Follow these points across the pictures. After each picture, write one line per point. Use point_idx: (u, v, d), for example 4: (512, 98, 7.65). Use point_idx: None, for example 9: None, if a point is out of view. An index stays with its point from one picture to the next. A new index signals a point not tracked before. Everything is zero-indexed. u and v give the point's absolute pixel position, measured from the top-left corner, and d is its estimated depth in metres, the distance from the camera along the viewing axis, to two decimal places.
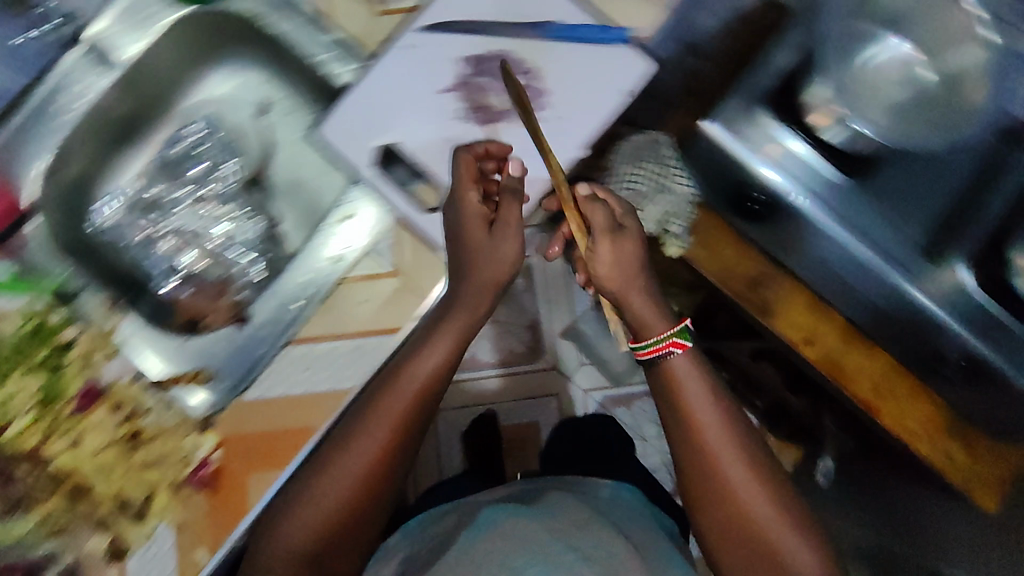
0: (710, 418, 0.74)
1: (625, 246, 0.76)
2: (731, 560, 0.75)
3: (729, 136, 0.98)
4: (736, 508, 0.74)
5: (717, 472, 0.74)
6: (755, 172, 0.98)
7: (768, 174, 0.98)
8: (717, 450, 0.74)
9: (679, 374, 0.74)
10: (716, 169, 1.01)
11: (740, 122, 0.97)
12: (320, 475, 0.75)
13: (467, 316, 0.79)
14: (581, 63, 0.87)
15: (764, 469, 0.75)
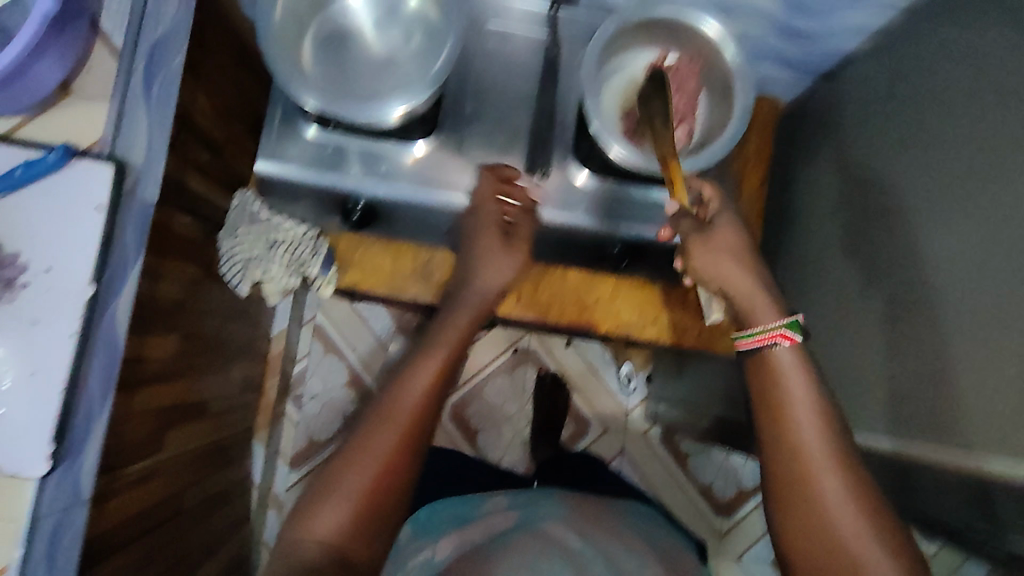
0: (808, 414, 0.54)
1: (720, 256, 0.60)
2: (802, 546, 0.53)
3: (291, 174, 0.67)
4: (812, 501, 0.53)
5: (795, 460, 0.54)
6: (348, 189, 0.68)
7: (353, 185, 0.68)
8: (808, 439, 0.54)
9: (779, 369, 0.56)
10: (312, 188, 0.69)
11: (285, 164, 0.67)
12: (330, 492, 0.52)
13: (434, 365, 0.58)
14: (45, 206, 0.56)
15: (849, 458, 0.54)
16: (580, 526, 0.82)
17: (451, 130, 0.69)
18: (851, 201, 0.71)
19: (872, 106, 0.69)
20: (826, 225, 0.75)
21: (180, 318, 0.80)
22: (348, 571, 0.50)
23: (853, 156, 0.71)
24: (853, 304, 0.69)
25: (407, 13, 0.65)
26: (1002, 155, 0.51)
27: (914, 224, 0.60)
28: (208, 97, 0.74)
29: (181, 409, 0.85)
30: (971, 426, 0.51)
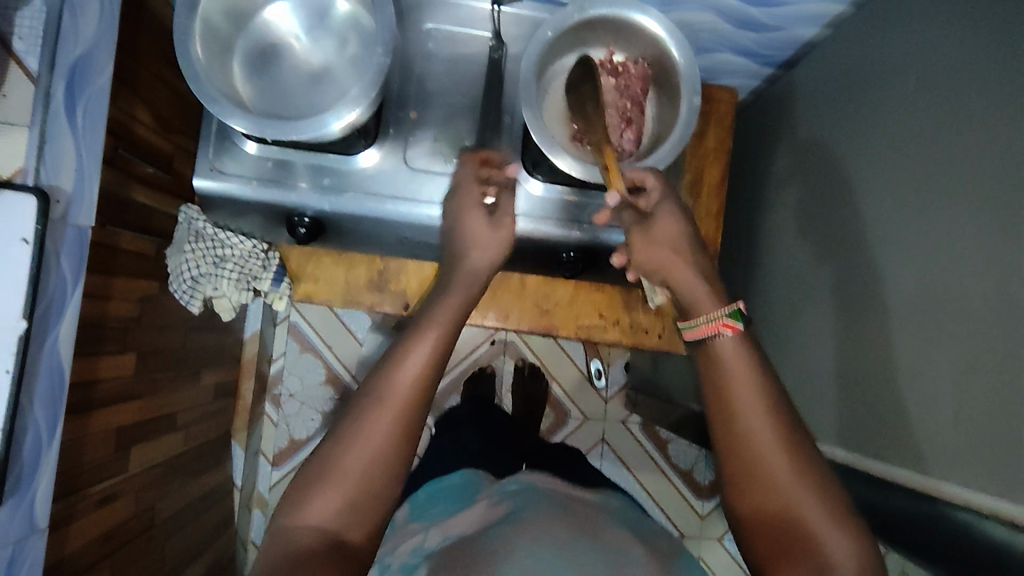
0: (755, 397, 0.47)
1: (664, 237, 0.54)
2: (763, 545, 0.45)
3: (232, 191, 0.65)
4: (766, 492, 0.45)
5: (744, 449, 0.46)
6: (292, 203, 0.66)
7: (297, 199, 0.65)
8: (753, 424, 0.46)
9: (720, 352, 0.49)
10: (257, 204, 0.67)
11: (225, 180, 0.65)
12: (325, 481, 0.45)
13: (438, 340, 0.49)
14: None
15: (801, 441, 0.46)
16: (581, 522, 0.60)
17: (394, 139, 0.66)
18: (810, 193, 0.69)
19: (832, 97, 0.67)
20: (789, 217, 0.73)
21: (135, 336, 0.79)
22: (348, 558, 0.43)
23: (815, 146, 0.69)
24: (810, 299, 0.68)
25: (336, 21, 0.62)
26: (955, 148, 0.49)
27: (874, 220, 0.58)
28: (145, 112, 0.72)
29: (144, 425, 0.84)
30: (929, 434, 0.50)
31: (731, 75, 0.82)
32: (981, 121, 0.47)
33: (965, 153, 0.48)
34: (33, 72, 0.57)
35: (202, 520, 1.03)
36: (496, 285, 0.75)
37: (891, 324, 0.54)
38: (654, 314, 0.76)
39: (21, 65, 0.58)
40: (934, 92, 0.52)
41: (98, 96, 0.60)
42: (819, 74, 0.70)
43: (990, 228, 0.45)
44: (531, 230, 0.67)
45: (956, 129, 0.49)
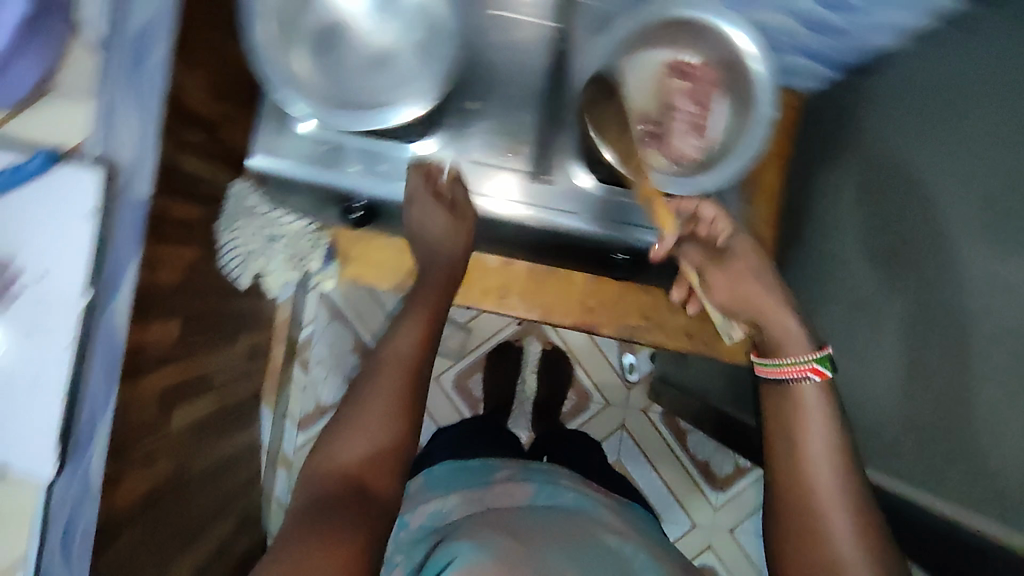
0: (824, 441, 0.55)
1: (737, 276, 0.62)
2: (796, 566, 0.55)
3: (286, 170, 0.65)
4: (806, 501, 0.55)
5: (802, 479, 0.55)
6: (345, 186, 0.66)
7: (349, 183, 0.66)
8: (813, 457, 0.55)
9: (800, 400, 0.57)
10: (310, 185, 0.67)
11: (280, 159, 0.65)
12: (338, 440, 0.55)
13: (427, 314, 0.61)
14: (31, 209, 0.54)
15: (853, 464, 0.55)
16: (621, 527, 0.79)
17: (454, 128, 0.65)
18: (875, 214, 0.67)
19: (908, 110, 0.64)
20: (851, 237, 0.71)
21: (180, 303, 0.80)
22: (368, 502, 0.53)
23: (885, 165, 0.66)
24: (871, 319, 0.67)
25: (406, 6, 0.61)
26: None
27: (958, 254, 0.56)
28: (200, 82, 0.72)
29: (184, 388, 0.86)
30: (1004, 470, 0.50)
31: (797, 78, 0.79)
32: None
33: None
34: (94, 40, 0.56)
35: (232, 479, 1.06)
36: (541, 279, 0.75)
37: (967, 360, 0.54)
38: (699, 319, 0.76)
39: (81, 35, 0.56)
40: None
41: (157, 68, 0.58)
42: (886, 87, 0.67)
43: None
44: (584, 232, 0.66)
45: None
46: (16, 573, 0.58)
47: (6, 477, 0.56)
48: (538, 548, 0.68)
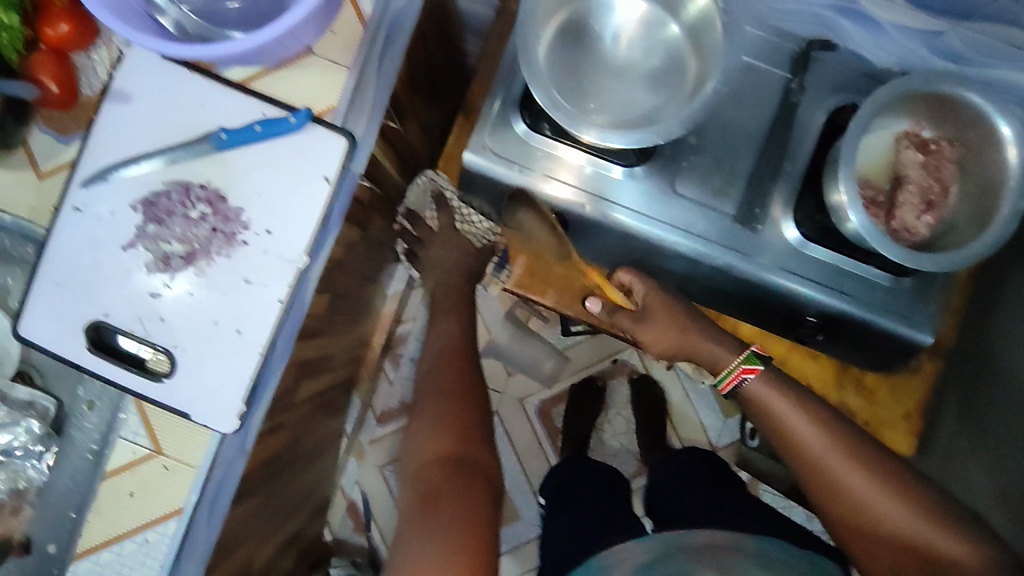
0: (806, 424, 0.65)
1: (663, 329, 0.69)
2: (866, 539, 0.63)
3: (495, 168, 0.65)
4: (861, 514, 0.63)
5: (818, 471, 0.64)
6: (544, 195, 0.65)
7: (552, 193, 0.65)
8: (824, 456, 0.64)
9: (763, 397, 0.66)
10: (513, 190, 0.66)
11: (494, 156, 0.65)
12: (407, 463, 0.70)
13: (452, 364, 0.76)
14: (273, 165, 0.55)
15: (870, 458, 0.63)
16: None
17: (668, 159, 0.64)
18: (980, 386, 0.71)
19: (1008, 290, 0.70)
20: (955, 400, 0.74)
21: (336, 279, 0.79)
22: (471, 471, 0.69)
23: (987, 343, 0.71)
24: (999, 445, 0.68)
25: (665, 36, 0.61)
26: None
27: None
28: (410, 70, 0.73)
29: (312, 362, 0.85)
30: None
31: None
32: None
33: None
34: (365, 13, 0.58)
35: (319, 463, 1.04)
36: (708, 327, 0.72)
37: None
38: (865, 399, 0.71)
39: (353, 5, 0.57)
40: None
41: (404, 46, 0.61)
42: None
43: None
44: (784, 286, 0.64)
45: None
46: (171, 521, 0.57)
47: (186, 418, 0.56)
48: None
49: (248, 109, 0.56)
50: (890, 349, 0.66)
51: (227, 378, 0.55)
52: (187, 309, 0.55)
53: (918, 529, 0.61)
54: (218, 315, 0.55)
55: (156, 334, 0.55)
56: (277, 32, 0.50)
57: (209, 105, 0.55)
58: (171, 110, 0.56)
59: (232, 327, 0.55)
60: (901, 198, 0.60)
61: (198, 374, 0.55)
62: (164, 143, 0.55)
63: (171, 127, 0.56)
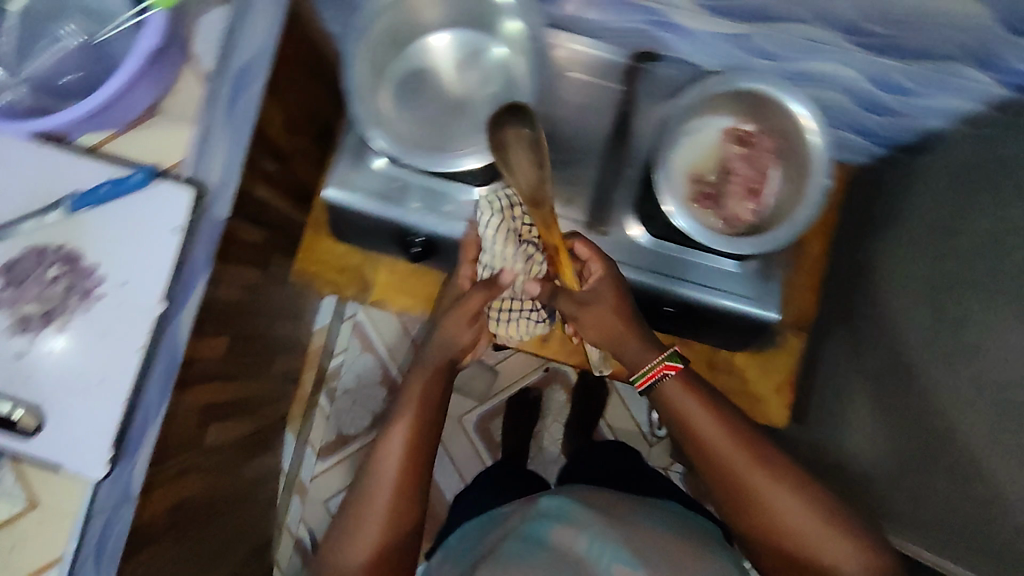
0: (710, 421, 0.65)
1: (605, 312, 0.64)
2: (750, 513, 0.64)
3: (352, 201, 0.68)
4: (764, 517, 0.64)
5: (715, 460, 0.65)
6: (403, 220, 0.69)
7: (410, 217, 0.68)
8: (717, 448, 0.64)
9: (668, 395, 0.65)
10: (376, 220, 0.69)
11: (351, 189, 0.68)
12: (356, 515, 0.64)
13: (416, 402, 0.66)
14: (121, 220, 0.57)
15: (782, 473, 0.65)
16: (621, 537, 0.75)
17: (518, 176, 0.68)
18: (863, 344, 0.76)
19: (875, 260, 0.77)
20: (847, 360, 0.79)
21: (233, 320, 0.82)
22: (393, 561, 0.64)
23: (863, 311, 0.77)
24: (870, 390, 0.74)
25: (493, 59, 0.63)
26: (994, 269, 0.56)
27: (919, 371, 0.66)
28: (278, 117, 0.77)
29: (220, 405, 0.86)
30: (968, 491, 0.57)
31: (848, 152, 0.82)
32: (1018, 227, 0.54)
33: (1005, 265, 0.55)
34: (205, 70, 0.61)
35: (250, 502, 1.06)
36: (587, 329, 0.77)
37: (952, 445, 0.59)
38: None
39: (194, 65, 0.61)
40: (970, 224, 0.62)
41: (251, 99, 0.65)
42: (940, 164, 0.70)
43: (1003, 340, 0.54)
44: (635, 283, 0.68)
45: (995, 254, 0.57)
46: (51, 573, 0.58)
47: (58, 471, 0.58)
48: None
49: (94, 168, 0.58)
50: (742, 324, 0.70)
51: (93, 428, 0.57)
52: (48, 366, 0.56)
53: (793, 508, 0.63)
54: (81, 367, 0.57)
55: (18, 393, 0.56)
56: (105, 95, 0.54)
57: (56, 169, 0.57)
58: (16, 175, 0.57)
59: (94, 379, 0.57)
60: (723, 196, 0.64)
61: (65, 427, 0.57)
62: (11, 207, 0.57)
63: (19, 193, 0.57)
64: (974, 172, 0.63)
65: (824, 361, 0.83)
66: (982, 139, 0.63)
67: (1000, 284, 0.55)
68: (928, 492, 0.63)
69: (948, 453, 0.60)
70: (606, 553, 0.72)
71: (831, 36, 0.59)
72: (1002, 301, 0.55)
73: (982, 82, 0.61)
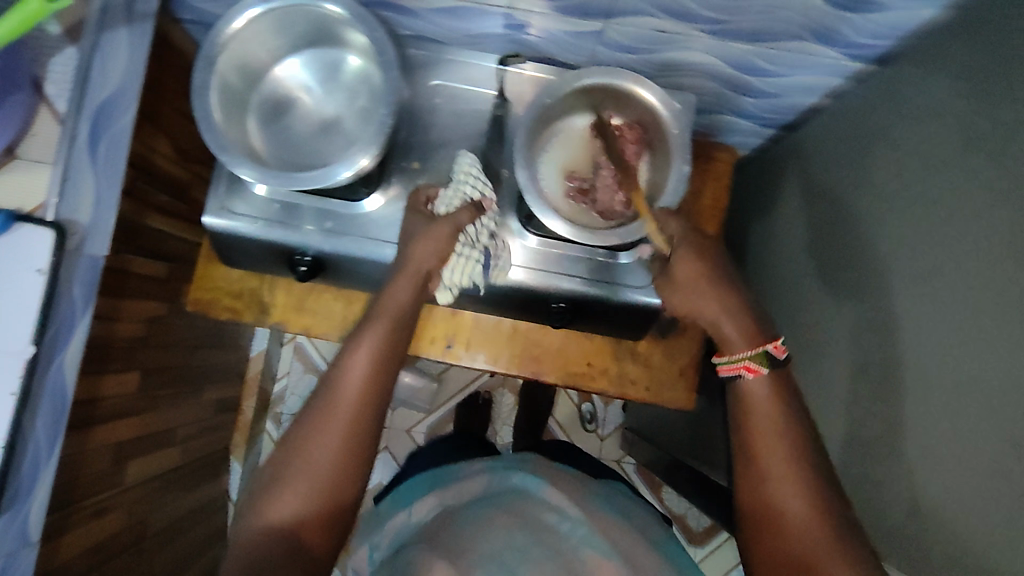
0: (779, 430, 0.55)
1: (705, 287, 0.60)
2: (766, 525, 0.53)
3: (233, 226, 0.67)
4: (765, 490, 0.54)
5: (756, 467, 0.55)
6: (286, 241, 0.67)
7: (293, 237, 0.67)
8: (764, 429, 0.55)
9: (747, 398, 0.57)
10: (262, 244, 0.69)
11: (233, 214, 0.67)
12: (296, 460, 0.52)
13: (373, 351, 0.56)
14: None
15: (829, 496, 0.52)
16: (577, 497, 0.67)
17: (399, 186, 0.68)
18: (803, 301, 0.72)
19: (827, 216, 0.68)
20: (805, 309, 0.72)
21: (140, 355, 0.82)
22: (306, 551, 0.50)
23: (819, 275, 0.69)
24: (813, 349, 0.69)
25: (347, 77, 0.64)
26: (983, 242, 0.47)
27: (886, 349, 0.56)
28: (161, 148, 0.76)
29: (138, 441, 0.85)
30: (943, 503, 0.48)
31: (735, 135, 0.83)
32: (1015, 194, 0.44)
33: (999, 237, 0.45)
34: (60, 112, 0.61)
35: (193, 535, 1.05)
36: (486, 330, 0.78)
37: (896, 399, 0.54)
38: (642, 366, 0.78)
39: (49, 107, 0.61)
40: (945, 177, 0.51)
41: (120, 134, 0.65)
42: (822, 138, 0.71)
43: (1000, 328, 0.44)
44: (525, 285, 0.68)
45: (987, 220, 0.46)
46: None
47: None
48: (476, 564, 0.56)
49: None
50: (634, 317, 0.71)
51: None
52: None
53: (820, 544, 0.50)
54: None
55: None
56: None
57: None
58: None
59: None
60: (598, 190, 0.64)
61: None
62: None
63: None
64: (942, 115, 0.52)
65: (780, 331, 0.77)
66: (935, 78, 0.54)
67: (996, 263, 0.45)
68: (891, 480, 0.55)
69: (928, 450, 0.50)
70: (577, 535, 0.60)
71: (679, 25, 0.60)
72: (999, 279, 0.45)
73: (833, 59, 0.62)
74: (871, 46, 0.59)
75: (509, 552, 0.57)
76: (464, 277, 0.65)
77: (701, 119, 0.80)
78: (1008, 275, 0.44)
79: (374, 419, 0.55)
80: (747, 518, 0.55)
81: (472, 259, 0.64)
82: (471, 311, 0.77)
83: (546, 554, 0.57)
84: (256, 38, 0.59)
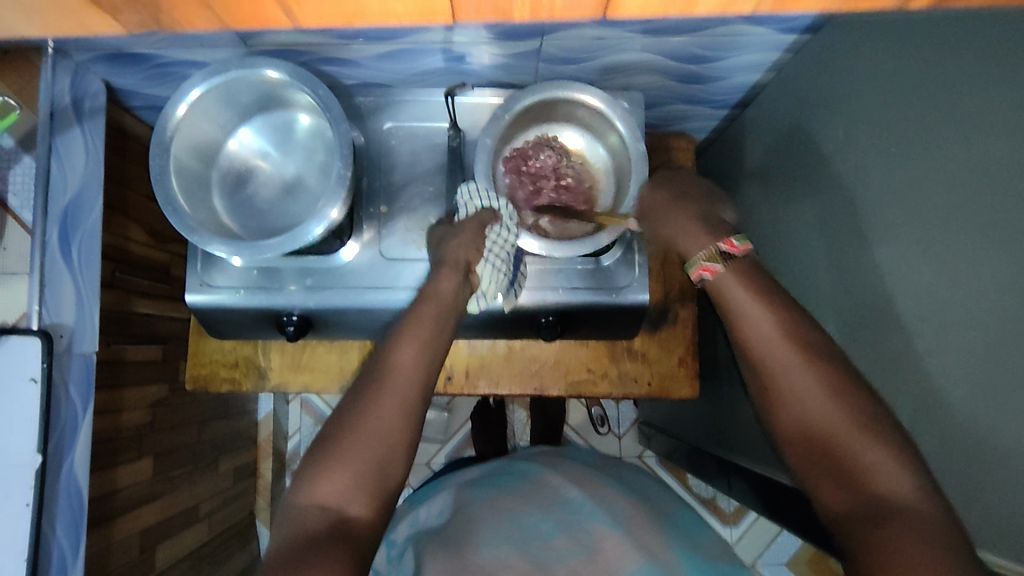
0: (759, 308, 0.49)
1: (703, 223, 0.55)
2: (780, 415, 0.47)
3: (211, 293, 0.68)
4: (782, 401, 0.47)
5: (755, 362, 0.49)
6: (264, 302, 0.68)
7: (268, 297, 0.68)
8: (762, 339, 0.49)
9: (720, 290, 0.51)
10: (247, 310, 0.69)
11: (216, 280, 0.68)
12: (350, 435, 0.48)
13: (416, 339, 0.52)
14: None
15: (837, 372, 0.46)
16: (576, 475, 0.66)
17: (371, 232, 0.69)
18: (778, 268, 0.72)
19: (791, 189, 0.68)
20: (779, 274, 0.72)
21: (150, 439, 0.81)
22: (349, 533, 0.45)
23: (793, 246, 0.68)
24: None
25: (300, 137, 0.65)
26: (947, 179, 0.45)
27: (870, 311, 0.54)
28: (134, 236, 0.77)
29: (166, 524, 0.85)
30: (969, 446, 0.45)
31: (690, 121, 0.85)
32: (977, 120, 0.43)
33: (967, 166, 0.44)
34: (28, 222, 0.62)
35: None
36: (482, 355, 0.78)
37: (877, 350, 0.53)
38: (641, 363, 0.78)
39: (16, 218, 0.62)
40: (900, 124, 0.50)
41: (89, 233, 0.66)
42: (774, 109, 0.72)
43: (986, 261, 0.42)
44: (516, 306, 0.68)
45: (946, 153, 0.45)
46: None
47: None
48: (498, 556, 0.55)
49: None
50: (625, 318, 0.71)
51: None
52: None
53: (830, 415, 0.45)
54: None
55: None
56: None
57: None
58: None
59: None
60: (554, 209, 0.66)
61: None
62: None
63: None
64: (884, 65, 0.52)
65: None
66: (868, 36, 0.54)
67: (970, 197, 0.43)
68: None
69: (934, 405, 0.48)
70: (594, 510, 0.59)
71: (615, 31, 0.61)
72: (973, 209, 0.43)
73: (765, 33, 0.63)
74: (800, 18, 0.60)
75: (513, 536, 0.57)
76: (495, 288, 0.61)
77: (656, 112, 0.82)
78: (963, 210, 0.44)
79: (417, 398, 0.50)
80: (761, 410, 0.49)
81: (500, 268, 0.60)
82: (464, 339, 0.77)
83: (558, 532, 0.57)
84: (203, 117, 0.60)
